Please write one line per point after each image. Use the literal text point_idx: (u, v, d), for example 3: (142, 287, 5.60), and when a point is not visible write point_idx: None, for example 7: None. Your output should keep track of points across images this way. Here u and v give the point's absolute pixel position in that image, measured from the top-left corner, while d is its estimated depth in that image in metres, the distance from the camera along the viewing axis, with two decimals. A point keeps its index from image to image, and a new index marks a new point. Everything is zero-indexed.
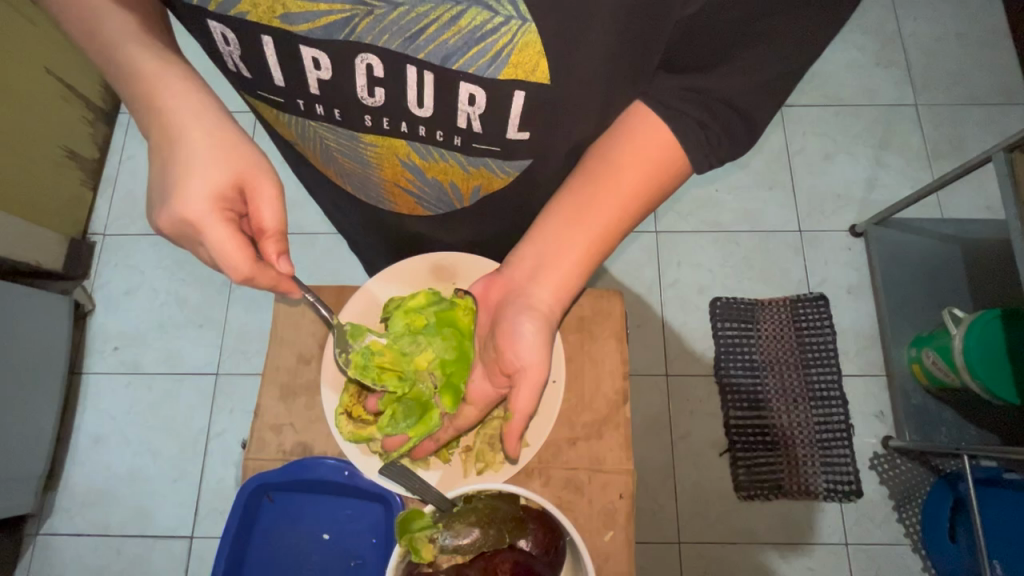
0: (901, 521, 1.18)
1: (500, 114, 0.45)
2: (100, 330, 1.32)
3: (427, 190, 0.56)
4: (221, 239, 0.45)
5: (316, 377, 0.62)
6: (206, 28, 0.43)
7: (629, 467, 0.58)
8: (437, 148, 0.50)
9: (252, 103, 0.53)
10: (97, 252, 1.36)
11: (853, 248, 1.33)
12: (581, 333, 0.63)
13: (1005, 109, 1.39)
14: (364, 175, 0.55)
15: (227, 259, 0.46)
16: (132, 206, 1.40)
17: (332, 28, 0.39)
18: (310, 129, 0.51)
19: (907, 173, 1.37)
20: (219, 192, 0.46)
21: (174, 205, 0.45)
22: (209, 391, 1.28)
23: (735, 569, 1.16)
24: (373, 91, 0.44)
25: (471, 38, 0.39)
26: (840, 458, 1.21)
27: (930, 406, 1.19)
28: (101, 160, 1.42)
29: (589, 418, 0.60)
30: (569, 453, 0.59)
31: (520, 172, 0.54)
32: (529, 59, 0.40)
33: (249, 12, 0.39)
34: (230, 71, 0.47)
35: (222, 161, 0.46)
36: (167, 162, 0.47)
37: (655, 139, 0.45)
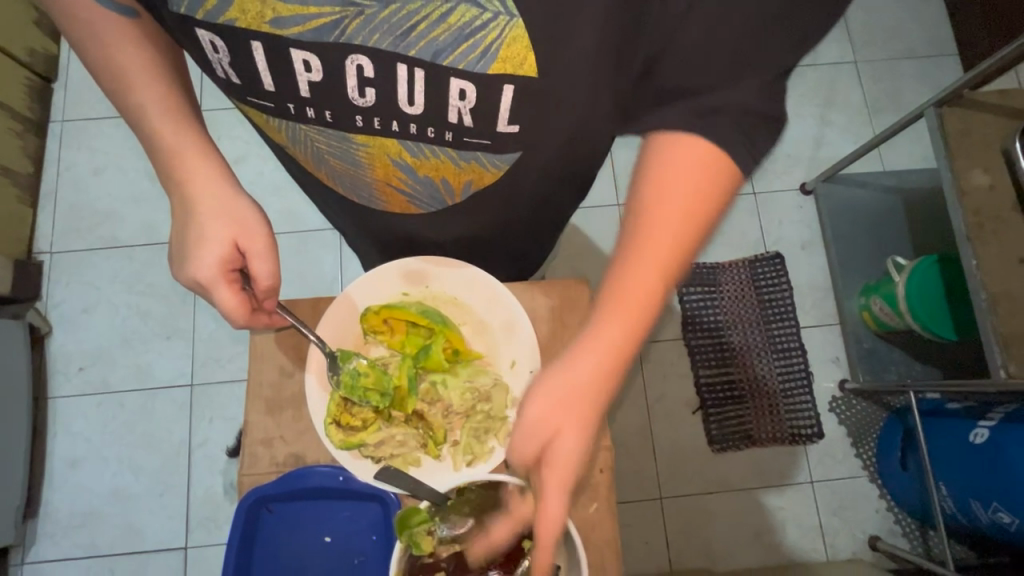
0: (858, 456, 1.28)
1: (494, 107, 0.43)
2: (60, 352, 1.27)
3: (419, 188, 0.54)
4: (228, 303, 0.47)
5: (301, 390, 0.63)
6: (194, 38, 0.41)
7: (608, 443, 0.61)
8: (427, 145, 0.48)
9: (243, 110, 0.50)
10: (46, 271, 1.31)
11: (804, 206, 1.39)
12: (554, 322, 0.66)
13: (937, 62, 1.46)
14: (355, 176, 0.53)
15: (239, 317, 0.48)
16: (78, 219, 1.34)
17: (322, 31, 0.38)
18: (300, 132, 0.49)
19: (851, 129, 1.43)
20: (224, 258, 0.46)
21: (183, 270, 0.47)
22: (187, 403, 1.26)
23: (713, 517, 1.24)
24: (363, 91, 0.42)
25: (461, 34, 0.37)
26: (803, 405, 1.29)
27: (879, 348, 1.28)
28: (37, 174, 1.34)
29: None
30: None
31: (512, 164, 0.51)
32: (518, 53, 0.38)
33: (237, 19, 0.38)
34: (218, 79, 0.45)
35: (222, 224, 0.46)
36: (180, 225, 0.47)
37: (695, 162, 0.38)
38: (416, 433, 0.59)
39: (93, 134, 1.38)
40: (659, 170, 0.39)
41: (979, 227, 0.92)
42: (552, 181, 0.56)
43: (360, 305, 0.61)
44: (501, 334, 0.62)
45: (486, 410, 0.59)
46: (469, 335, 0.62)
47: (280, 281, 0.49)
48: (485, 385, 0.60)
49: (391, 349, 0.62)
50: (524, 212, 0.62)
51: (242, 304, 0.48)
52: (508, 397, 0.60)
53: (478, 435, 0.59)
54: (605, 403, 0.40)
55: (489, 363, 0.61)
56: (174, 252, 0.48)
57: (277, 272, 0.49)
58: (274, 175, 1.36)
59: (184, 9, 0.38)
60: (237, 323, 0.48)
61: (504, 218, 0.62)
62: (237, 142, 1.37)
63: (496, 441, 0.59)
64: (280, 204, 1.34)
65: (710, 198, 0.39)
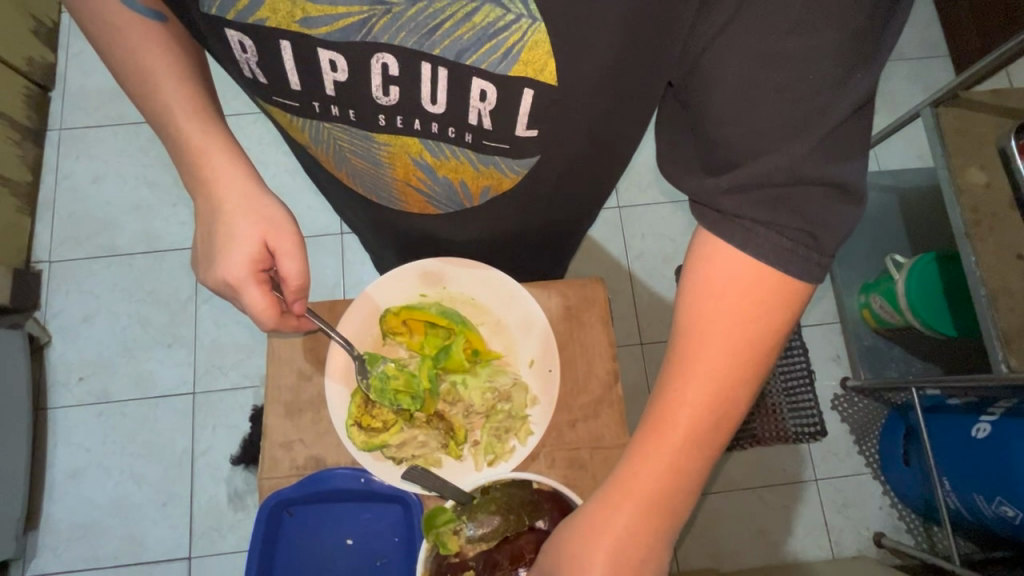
0: (862, 453, 1.29)
1: (513, 110, 0.44)
2: (60, 361, 1.26)
3: (438, 189, 0.54)
4: (257, 303, 0.47)
5: (319, 392, 0.63)
6: (222, 37, 0.41)
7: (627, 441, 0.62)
8: (448, 146, 0.48)
9: (265, 109, 0.50)
10: (44, 280, 1.29)
11: None
12: (570, 322, 0.66)
13: (928, 63, 1.48)
14: (375, 175, 0.53)
15: (269, 318, 0.48)
16: (76, 227, 1.33)
17: (349, 30, 0.38)
18: (323, 131, 0.49)
19: None
20: (254, 257, 0.46)
21: (214, 270, 0.47)
22: (189, 411, 1.25)
23: (720, 515, 1.25)
24: (387, 90, 0.42)
25: (485, 33, 0.37)
26: (806, 403, 1.30)
27: (881, 345, 1.30)
28: (36, 183, 1.33)
29: (586, 400, 0.63)
30: (570, 434, 0.62)
31: (529, 171, 0.52)
32: (539, 58, 0.39)
33: (268, 19, 0.38)
34: (245, 78, 0.46)
35: (252, 223, 0.46)
36: (208, 226, 0.47)
37: (742, 283, 0.36)
38: (438, 434, 0.59)
39: (92, 142, 1.37)
40: (704, 290, 0.37)
41: (977, 223, 0.93)
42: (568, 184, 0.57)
43: (381, 305, 0.61)
44: (518, 333, 0.62)
45: (507, 410, 0.60)
46: (489, 336, 0.62)
47: (309, 282, 0.49)
48: (505, 385, 0.60)
49: (411, 350, 0.62)
50: (541, 216, 0.62)
51: (272, 305, 0.48)
52: (528, 397, 0.60)
53: (499, 435, 0.59)
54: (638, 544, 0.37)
55: (507, 362, 0.62)
56: (203, 253, 0.48)
57: (307, 271, 0.48)
58: (274, 181, 1.36)
59: (214, 9, 0.38)
60: (267, 324, 0.48)
61: (519, 223, 0.63)
62: None
63: (517, 441, 0.59)
64: None
65: (764, 318, 0.36)
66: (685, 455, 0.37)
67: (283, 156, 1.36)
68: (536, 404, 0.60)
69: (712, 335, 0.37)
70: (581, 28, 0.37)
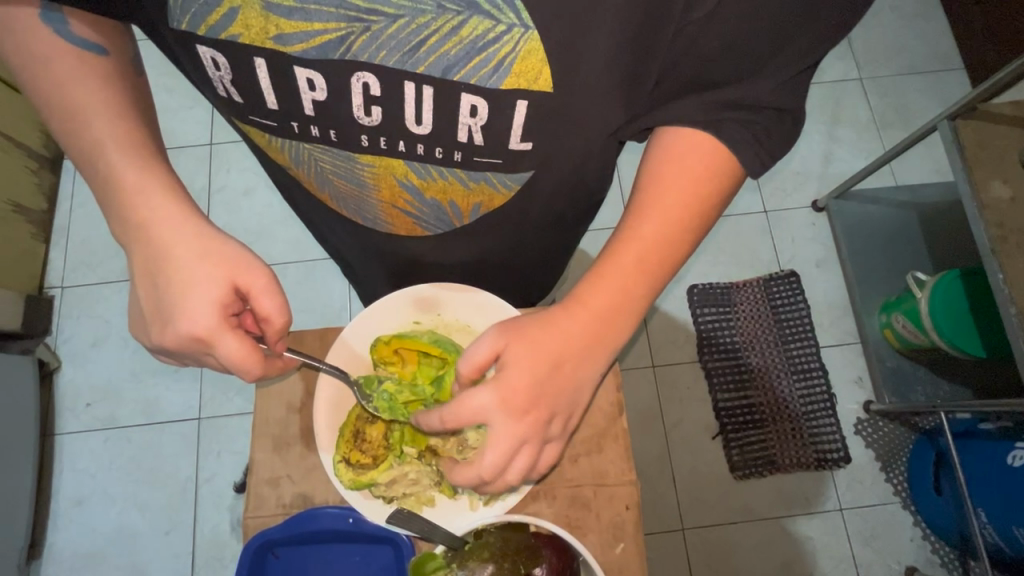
0: (889, 481, 1.22)
1: (504, 125, 0.42)
2: (69, 387, 1.26)
3: (426, 211, 0.53)
4: (235, 351, 0.44)
5: (309, 425, 0.61)
6: (195, 55, 0.41)
7: (632, 477, 0.59)
8: (434, 166, 0.47)
9: (243, 131, 0.49)
10: (57, 306, 1.31)
11: (817, 223, 1.37)
12: None
13: (943, 76, 1.45)
14: (361, 198, 0.52)
15: (252, 365, 0.45)
16: (89, 253, 1.34)
17: (327, 47, 0.37)
18: (304, 152, 0.48)
19: (860, 145, 1.42)
20: (223, 303, 0.44)
21: (175, 326, 0.43)
22: (194, 438, 1.24)
23: (738, 548, 1.19)
24: (370, 110, 0.42)
25: (473, 47, 0.36)
26: (826, 428, 1.24)
27: (904, 367, 1.24)
28: (51, 210, 1.36)
29: (588, 434, 0.61)
30: (572, 470, 0.60)
31: (522, 185, 0.50)
32: (532, 67, 0.37)
33: (241, 34, 0.37)
34: (218, 96, 0.45)
35: (216, 266, 0.44)
36: (155, 280, 0.44)
37: (701, 154, 0.42)
38: (429, 471, 0.56)
39: None
40: (672, 151, 0.42)
41: (1003, 239, 0.89)
42: (564, 202, 0.55)
43: (369, 336, 0.59)
44: None
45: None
46: None
47: (292, 319, 0.47)
48: None
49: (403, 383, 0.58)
50: (536, 234, 0.61)
51: (252, 350, 0.45)
52: None
53: None
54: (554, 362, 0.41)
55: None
56: (152, 314, 0.45)
57: (287, 307, 0.47)
58: (282, 206, 1.36)
59: (184, 26, 0.38)
60: (251, 373, 0.45)
61: (514, 243, 0.62)
62: (246, 174, 1.39)
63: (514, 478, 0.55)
64: (288, 235, 1.34)
65: (710, 187, 0.42)
66: (625, 288, 0.42)
67: None
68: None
69: (667, 192, 0.42)
70: (571, 34, 0.36)
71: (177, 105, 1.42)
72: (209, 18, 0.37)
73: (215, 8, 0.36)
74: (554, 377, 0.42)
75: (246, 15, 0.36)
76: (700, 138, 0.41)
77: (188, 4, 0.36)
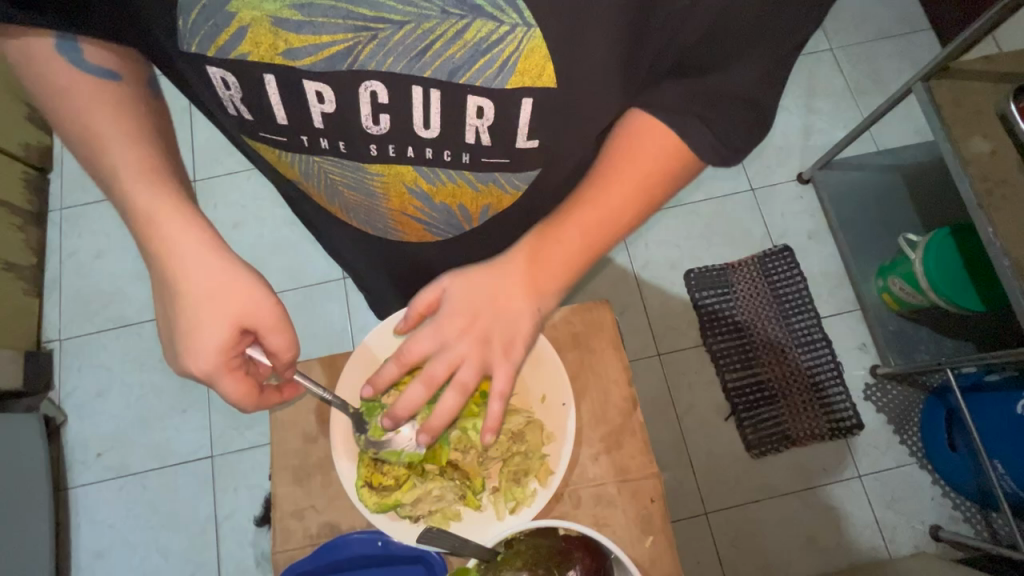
0: (904, 443, 1.23)
1: (513, 120, 0.44)
2: (78, 439, 1.26)
3: (435, 215, 0.56)
4: (234, 390, 0.46)
5: (327, 453, 0.61)
6: (206, 76, 0.42)
7: (654, 470, 0.59)
8: (443, 170, 0.49)
9: (253, 147, 0.52)
10: (58, 360, 1.30)
11: (804, 195, 1.38)
12: (579, 349, 0.65)
13: (912, 38, 1.47)
14: (371, 207, 0.55)
15: (248, 401, 0.47)
16: (85, 303, 1.34)
17: (335, 59, 0.39)
18: (315, 165, 0.51)
19: (839, 115, 1.43)
20: (226, 346, 0.45)
21: (182, 362, 0.45)
22: (209, 476, 1.23)
23: (763, 526, 1.19)
24: (378, 118, 0.44)
25: (477, 50, 0.38)
26: (837, 397, 1.25)
27: (906, 328, 1.25)
28: (41, 264, 1.35)
29: (606, 431, 0.61)
30: (594, 469, 0.60)
31: (528, 184, 0.53)
32: (536, 64, 0.39)
33: (251, 53, 0.39)
34: (231, 115, 0.47)
35: (219, 311, 0.44)
36: (166, 311, 0.46)
37: (653, 135, 0.42)
38: (453, 485, 0.56)
39: (92, 218, 1.39)
40: (631, 130, 0.43)
41: (988, 193, 0.90)
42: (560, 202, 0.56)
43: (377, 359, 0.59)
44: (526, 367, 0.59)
45: (523, 451, 0.57)
46: None
47: (298, 349, 0.49)
48: (517, 424, 0.58)
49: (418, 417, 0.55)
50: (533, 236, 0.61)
51: (251, 385, 0.47)
52: (543, 434, 0.58)
53: (517, 479, 0.56)
54: (489, 309, 0.46)
55: (516, 401, 0.59)
56: (167, 343, 0.46)
57: (293, 340, 0.48)
58: (274, 235, 1.36)
59: (195, 48, 0.39)
60: (246, 410, 0.48)
61: (513, 238, 0.63)
62: (234, 206, 1.38)
63: (537, 483, 0.56)
64: (283, 263, 1.34)
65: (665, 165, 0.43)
66: (556, 240, 0.46)
67: (279, 210, 1.38)
68: (552, 441, 0.57)
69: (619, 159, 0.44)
70: (559, 32, 0.37)
71: None
72: (218, 39, 0.38)
73: (225, 29, 0.37)
74: (487, 325, 0.46)
75: (255, 33, 0.37)
76: (653, 123, 0.42)
77: (197, 27, 0.38)
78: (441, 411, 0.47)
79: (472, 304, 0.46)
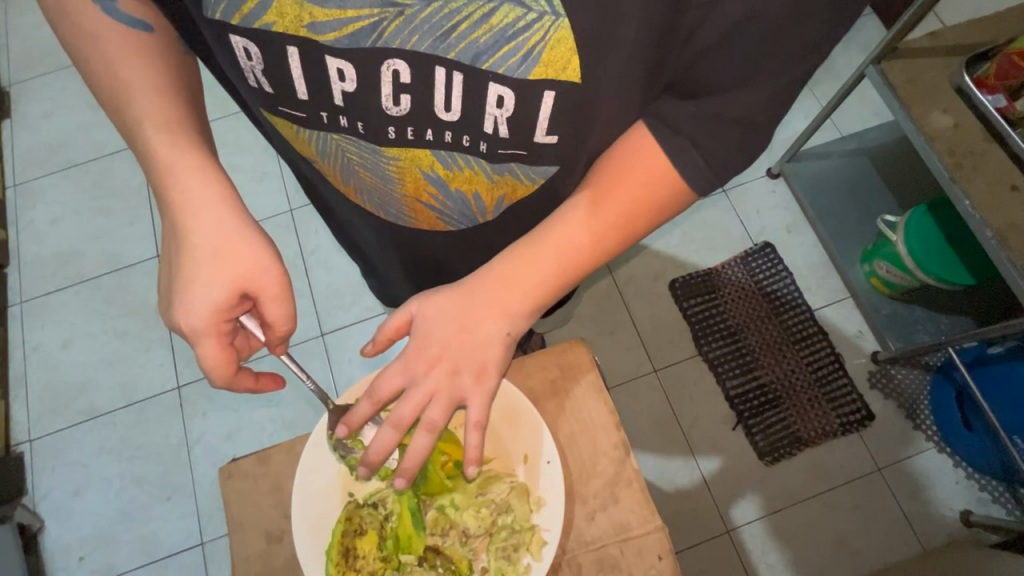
0: (919, 429, 1.18)
1: (533, 116, 0.42)
2: (57, 544, 1.18)
3: (450, 204, 0.53)
4: (209, 354, 0.45)
5: (293, 553, 0.57)
6: (230, 46, 0.41)
7: (657, 522, 0.55)
8: (461, 155, 0.47)
9: (271, 121, 0.50)
10: (29, 462, 1.22)
11: (777, 189, 1.37)
12: (558, 397, 0.62)
13: (857, 23, 1.49)
14: (385, 191, 0.53)
15: (219, 374, 0.46)
16: (54, 396, 1.27)
17: (359, 35, 0.37)
18: (331, 143, 0.48)
19: (798, 106, 1.43)
20: (221, 306, 0.44)
21: (175, 310, 0.45)
22: (200, 567, 1.15)
23: (785, 539, 1.13)
24: (398, 99, 0.42)
25: (503, 35, 0.36)
26: (842, 391, 1.21)
27: (900, 311, 1.23)
28: (5, 362, 1.29)
29: (599, 485, 0.57)
30: (590, 529, 0.56)
31: (547, 179, 0.50)
32: (561, 56, 0.37)
33: (274, 23, 0.38)
34: (252, 87, 0.46)
35: (225, 271, 0.44)
36: (172, 266, 0.46)
37: (654, 157, 0.41)
38: (436, 574, 0.53)
39: (55, 307, 1.34)
40: (633, 149, 0.42)
41: (958, 166, 0.89)
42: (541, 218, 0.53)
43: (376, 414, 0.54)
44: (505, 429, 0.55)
45: (510, 524, 0.52)
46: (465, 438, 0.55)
47: (294, 325, 0.48)
48: (501, 494, 0.53)
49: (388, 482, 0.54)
50: None
51: (231, 359, 0.46)
52: (530, 501, 0.53)
53: (507, 556, 0.52)
54: (460, 330, 0.43)
55: (498, 467, 0.54)
56: (167, 291, 0.46)
57: (291, 315, 0.47)
58: None
59: (220, 14, 0.38)
60: (215, 379, 0.46)
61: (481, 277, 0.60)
62: None
63: (531, 557, 0.51)
64: None
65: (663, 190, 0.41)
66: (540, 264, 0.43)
67: None
68: (541, 507, 0.52)
69: (620, 179, 0.42)
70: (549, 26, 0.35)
71: (116, 226, 1.39)
72: (244, 6, 0.37)
73: None
74: (457, 350, 0.43)
75: (281, 4, 0.37)
76: (649, 143, 0.41)
77: None
78: (413, 451, 0.43)
79: (439, 326, 0.43)
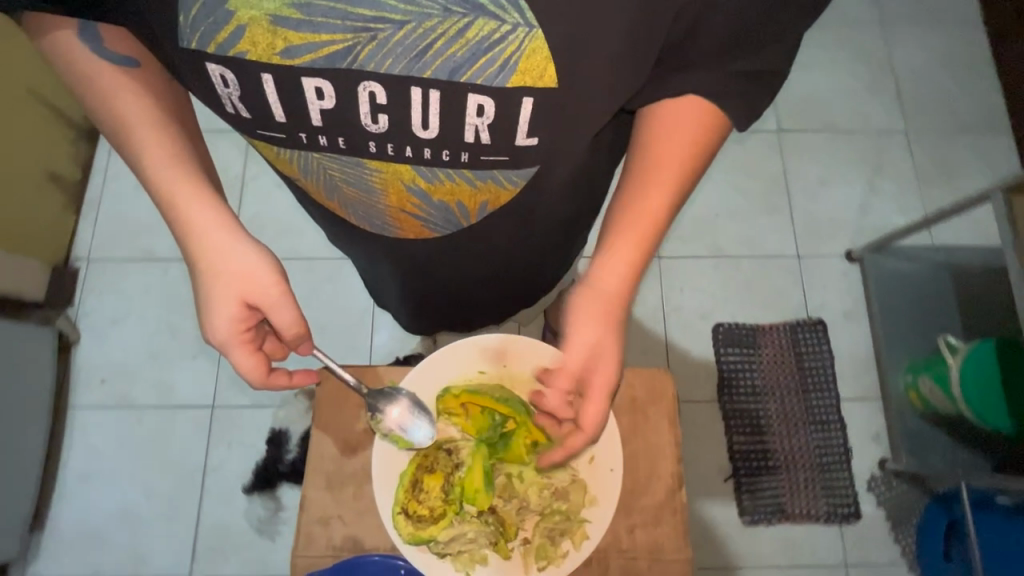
0: (897, 542, 1.21)
1: (513, 125, 0.42)
2: (84, 362, 1.26)
3: (435, 213, 0.52)
4: (243, 363, 0.49)
5: (361, 467, 0.68)
6: (203, 73, 0.41)
7: (685, 554, 0.62)
8: (442, 170, 0.46)
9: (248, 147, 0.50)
10: (81, 279, 1.30)
11: (849, 273, 1.36)
12: (634, 415, 0.68)
13: (991, 136, 1.44)
14: (368, 205, 0.52)
15: (255, 376, 0.50)
16: (120, 228, 1.33)
17: (335, 57, 0.38)
18: (312, 162, 0.48)
19: (901, 199, 1.41)
20: (237, 321, 0.47)
21: (203, 334, 0.49)
22: (206, 426, 1.23)
23: None
24: (376, 117, 0.42)
25: (478, 49, 0.37)
26: (840, 483, 1.23)
27: (925, 430, 1.22)
28: (84, 181, 1.35)
29: (647, 503, 0.64)
30: (628, 541, 0.63)
31: (528, 180, 0.49)
32: (537, 65, 0.38)
33: (249, 51, 0.38)
34: (228, 115, 0.45)
35: (231, 290, 0.47)
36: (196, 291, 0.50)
37: (693, 120, 0.46)
38: (487, 530, 0.58)
39: None
40: (665, 123, 0.47)
41: None
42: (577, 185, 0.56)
43: (427, 396, 0.60)
44: None
45: (563, 510, 0.58)
46: None
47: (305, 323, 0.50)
48: (562, 482, 0.59)
49: (465, 433, 0.60)
50: None
51: (260, 360, 0.50)
52: (585, 497, 0.58)
53: (551, 537, 0.58)
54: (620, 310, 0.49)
55: None
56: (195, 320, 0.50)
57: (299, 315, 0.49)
58: None
59: (194, 44, 0.38)
60: (254, 383, 0.50)
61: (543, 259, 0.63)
62: None
63: (570, 545, 0.57)
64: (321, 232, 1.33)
65: (704, 142, 0.47)
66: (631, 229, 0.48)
67: None
68: (593, 505, 0.58)
69: (666, 146, 0.47)
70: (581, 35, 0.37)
71: None
72: (218, 35, 0.37)
73: (225, 26, 0.37)
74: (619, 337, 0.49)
75: (253, 32, 0.37)
76: (687, 109, 0.46)
77: (197, 22, 0.37)
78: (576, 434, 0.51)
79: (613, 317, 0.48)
